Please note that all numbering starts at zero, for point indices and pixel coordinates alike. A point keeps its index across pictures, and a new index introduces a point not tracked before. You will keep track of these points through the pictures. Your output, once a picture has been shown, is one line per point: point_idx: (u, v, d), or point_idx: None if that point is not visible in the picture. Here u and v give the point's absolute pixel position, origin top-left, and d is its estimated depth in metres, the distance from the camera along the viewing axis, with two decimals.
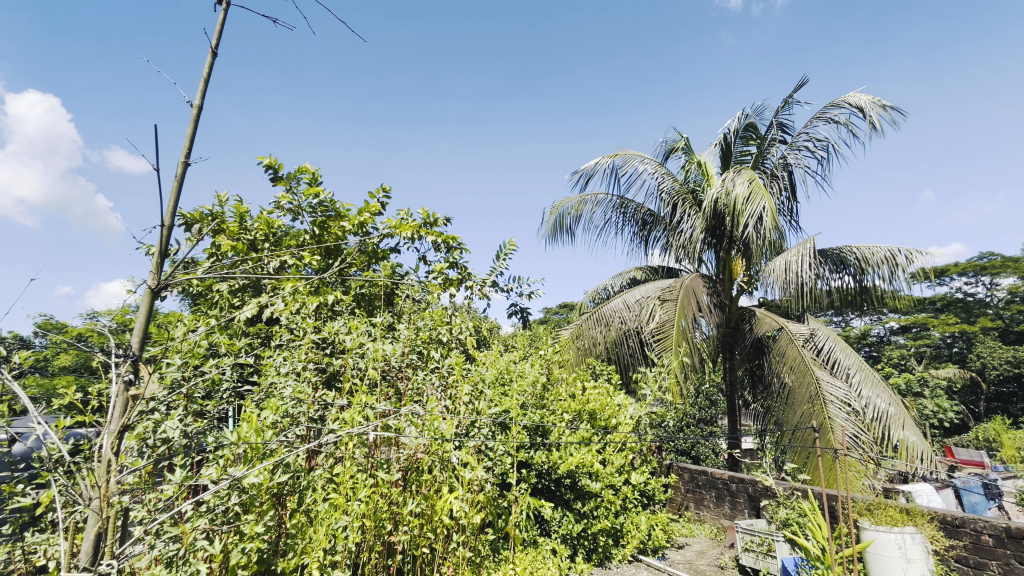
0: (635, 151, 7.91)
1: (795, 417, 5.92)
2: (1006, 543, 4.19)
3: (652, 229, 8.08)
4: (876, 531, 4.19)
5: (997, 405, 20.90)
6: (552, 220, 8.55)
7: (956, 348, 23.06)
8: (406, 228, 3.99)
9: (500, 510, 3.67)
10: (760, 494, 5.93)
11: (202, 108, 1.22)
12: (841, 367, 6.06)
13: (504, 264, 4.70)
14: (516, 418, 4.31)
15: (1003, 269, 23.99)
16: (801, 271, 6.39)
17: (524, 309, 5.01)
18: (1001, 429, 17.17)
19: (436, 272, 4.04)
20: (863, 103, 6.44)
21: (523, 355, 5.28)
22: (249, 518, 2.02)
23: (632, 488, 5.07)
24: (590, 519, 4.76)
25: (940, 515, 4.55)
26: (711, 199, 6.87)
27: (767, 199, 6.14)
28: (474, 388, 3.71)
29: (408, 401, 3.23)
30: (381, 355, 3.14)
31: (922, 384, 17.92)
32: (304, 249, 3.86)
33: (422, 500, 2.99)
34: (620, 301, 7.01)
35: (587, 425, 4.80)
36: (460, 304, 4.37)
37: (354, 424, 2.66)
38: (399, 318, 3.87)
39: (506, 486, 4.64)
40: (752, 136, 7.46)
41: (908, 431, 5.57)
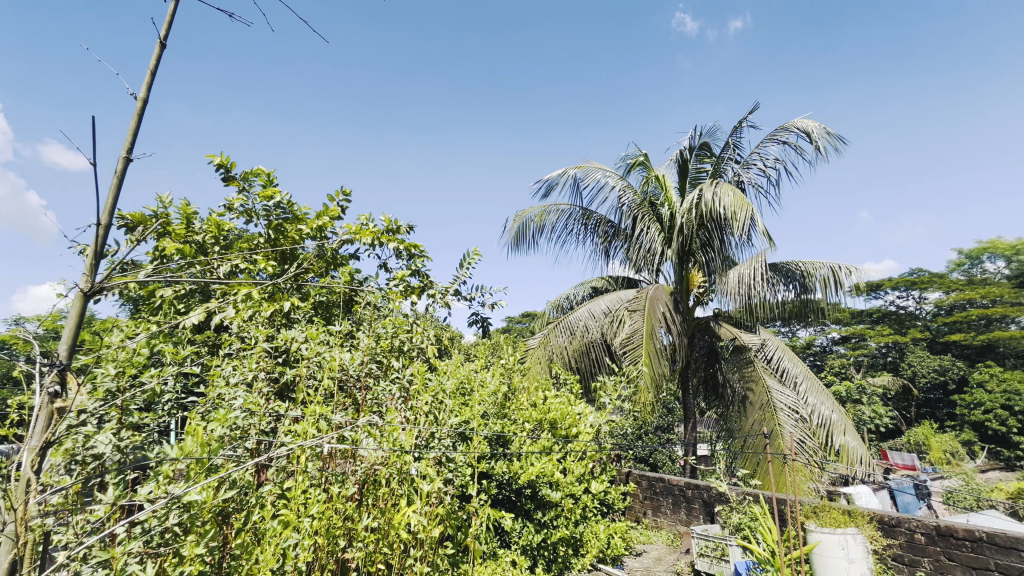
0: (597, 163, 8.09)
1: (747, 425, 6.15)
2: (936, 540, 4.47)
3: (614, 240, 8.25)
4: (821, 533, 4.37)
5: (926, 410, 22.52)
6: (516, 228, 8.59)
7: (890, 357, 24.64)
8: (366, 235, 3.89)
9: (460, 525, 3.60)
10: (713, 500, 6.10)
11: (148, 101, 1.14)
12: (789, 376, 6.34)
13: (468, 273, 4.66)
14: (477, 428, 4.25)
15: (929, 284, 25.91)
16: (752, 283, 6.70)
17: (485, 318, 4.97)
18: (929, 433, 18.44)
19: (397, 279, 3.96)
20: (810, 128, 6.85)
21: (484, 364, 5.22)
22: (193, 536, 1.89)
23: (592, 497, 5.12)
24: (550, 530, 4.74)
25: (878, 515, 4.82)
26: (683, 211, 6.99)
27: (753, 213, 6.34)
28: (435, 399, 3.63)
29: (367, 411, 3.15)
30: (339, 364, 3.05)
31: (860, 392, 19.09)
32: (257, 253, 3.67)
33: (379, 515, 2.89)
34: (586, 311, 7.08)
35: (548, 434, 4.79)
36: (422, 312, 4.31)
37: (307, 436, 2.55)
38: (358, 326, 3.78)
39: (465, 498, 4.55)
40: (707, 153, 7.76)
41: (849, 436, 5.86)
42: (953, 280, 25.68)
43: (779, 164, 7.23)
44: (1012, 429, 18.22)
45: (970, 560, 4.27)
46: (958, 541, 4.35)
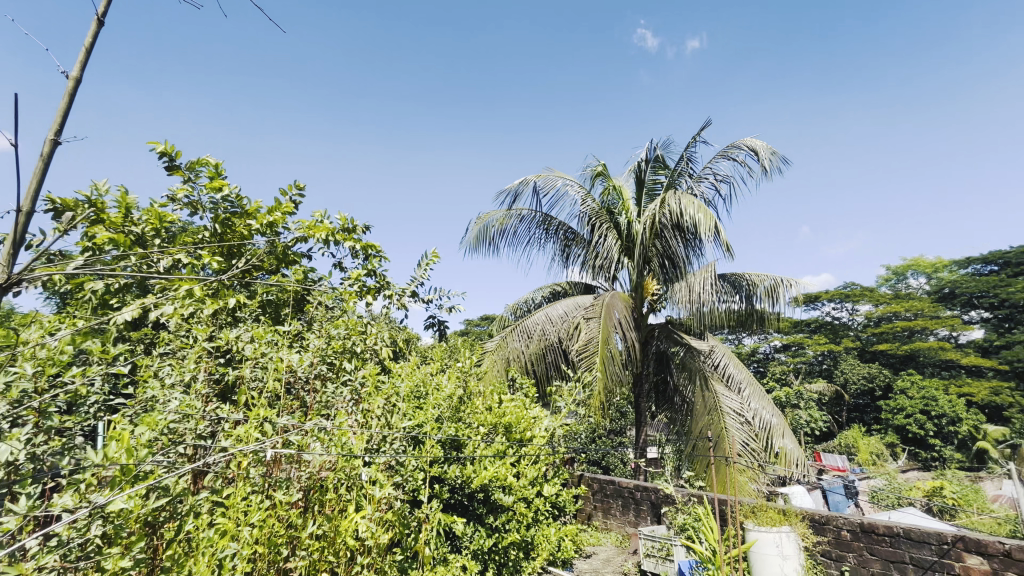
0: (557, 172, 8.23)
1: (695, 428, 6.38)
2: (859, 537, 4.78)
3: (574, 247, 8.38)
4: (758, 532, 4.59)
5: (855, 415, 24.13)
6: (477, 231, 8.58)
7: (825, 365, 26.27)
8: (321, 232, 3.78)
9: (411, 530, 3.53)
10: (661, 501, 6.28)
11: (81, 81, 1.07)
12: (734, 381, 6.62)
13: (425, 274, 4.61)
14: (431, 433, 4.19)
15: (861, 297, 27.80)
16: (702, 292, 7.00)
17: (442, 322, 4.93)
18: (857, 436, 19.79)
19: (352, 278, 3.86)
20: (758, 147, 7.23)
21: (440, 367, 5.15)
22: (120, 547, 1.77)
23: (544, 500, 5.17)
24: (502, 534, 4.73)
25: (810, 514, 5.12)
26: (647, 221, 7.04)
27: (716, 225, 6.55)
28: (388, 402, 3.56)
29: (315, 415, 3.06)
30: (286, 365, 2.96)
31: (798, 397, 20.28)
32: (202, 247, 3.48)
33: (324, 522, 2.79)
34: (544, 315, 7.14)
35: (502, 438, 4.80)
36: (378, 314, 4.22)
37: (249, 440, 2.45)
38: (308, 326, 3.66)
39: (416, 503, 4.47)
40: (662, 166, 8.04)
41: (787, 439, 6.17)
42: (882, 294, 27.69)
43: (729, 180, 7.58)
44: (930, 432, 19.81)
45: (888, 554, 4.60)
46: (879, 537, 4.68)
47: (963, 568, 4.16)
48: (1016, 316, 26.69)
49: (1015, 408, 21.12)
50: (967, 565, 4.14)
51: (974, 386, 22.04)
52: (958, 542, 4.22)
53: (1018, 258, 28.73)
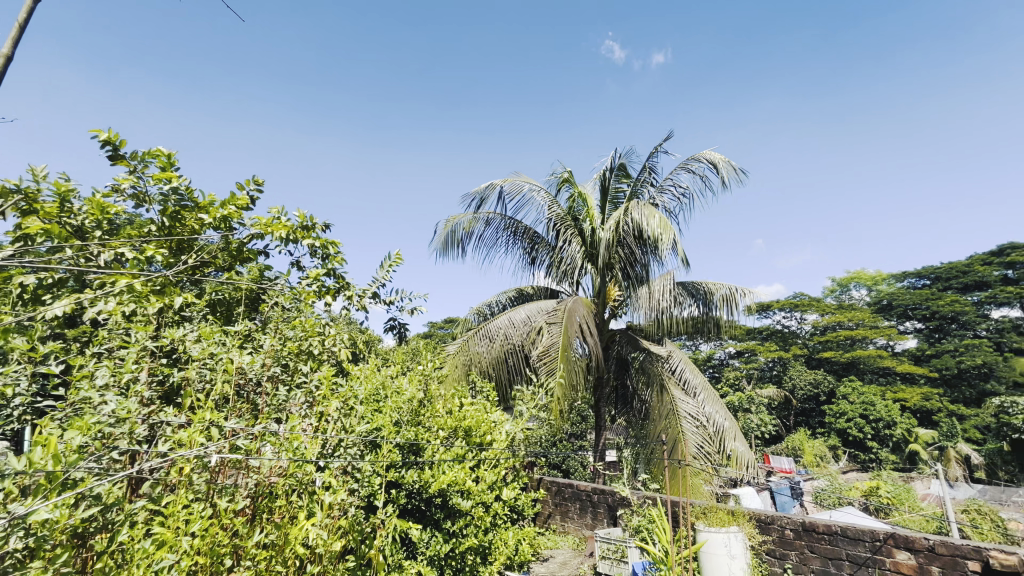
0: (524, 177, 8.29)
1: (652, 431, 6.53)
2: (801, 535, 5.02)
3: (539, 252, 8.45)
4: (708, 532, 4.74)
5: (802, 419, 25.35)
6: (443, 234, 8.52)
7: (775, 370, 27.48)
8: (279, 229, 3.65)
9: (364, 537, 3.44)
10: (617, 504, 6.38)
11: (9, 62, 1.00)
12: (691, 386, 6.83)
13: (387, 275, 4.53)
14: (389, 437, 4.12)
15: (809, 307, 29.27)
16: (661, 299, 7.19)
17: (403, 323, 4.85)
18: (803, 439, 20.78)
19: (311, 278, 3.75)
20: (717, 160, 7.51)
21: (400, 370, 5.07)
22: (41, 561, 1.62)
23: (502, 504, 5.15)
24: (459, 539, 4.67)
25: (756, 514, 5.34)
26: (611, 227, 7.18)
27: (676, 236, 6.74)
28: (344, 405, 3.48)
29: (266, 418, 2.95)
30: (237, 366, 2.84)
31: (749, 402, 21.18)
32: (148, 241, 3.29)
33: (272, 530, 2.68)
34: (506, 319, 7.15)
35: (462, 442, 4.76)
36: (337, 315, 4.11)
37: (192, 445, 2.32)
38: (262, 326, 3.52)
39: (372, 508, 4.38)
40: (626, 175, 8.23)
41: (739, 442, 6.41)
42: (827, 304, 29.24)
43: (689, 191, 7.83)
44: (867, 435, 21.08)
45: (827, 552, 4.84)
46: (819, 535, 4.92)
47: (893, 563, 4.42)
48: (945, 327, 28.80)
49: (942, 412, 22.76)
50: (896, 560, 4.40)
51: (908, 392, 23.57)
52: (889, 539, 4.49)
53: (947, 273, 31.04)
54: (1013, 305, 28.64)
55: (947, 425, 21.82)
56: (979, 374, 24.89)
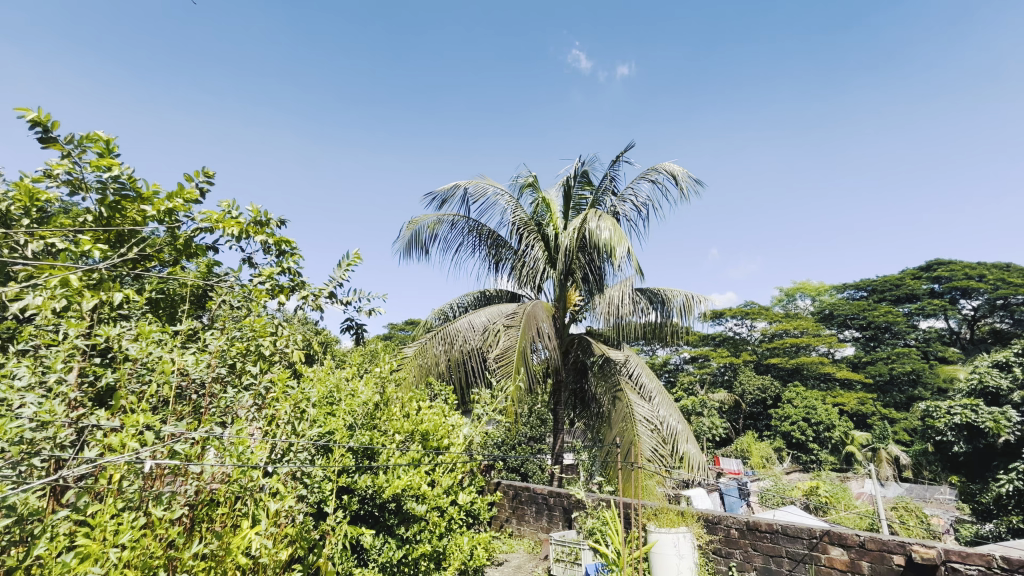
0: (489, 179, 8.29)
1: (609, 434, 6.64)
2: (745, 534, 5.24)
3: (502, 255, 8.46)
4: (659, 533, 4.87)
5: (750, 422, 26.47)
6: (407, 235, 8.40)
7: (726, 376, 28.60)
8: (230, 225, 3.49)
9: (312, 545, 3.32)
10: (572, 507, 6.45)
11: None
12: (646, 390, 6.99)
13: (345, 275, 4.41)
14: (342, 441, 4.00)
15: (759, 315, 30.65)
16: (620, 305, 7.35)
17: (360, 324, 4.74)
18: (751, 441, 21.68)
19: (264, 275, 3.60)
20: (676, 171, 7.77)
21: (357, 372, 4.95)
22: None
23: (458, 508, 5.09)
24: (412, 545, 4.58)
25: (704, 514, 5.53)
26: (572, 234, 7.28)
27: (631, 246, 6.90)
28: (296, 409, 3.37)
29: (209, 422, 2.81)
30: (178, 367, 2.68)
31: (702, 405, 21.98)
32: (83, 232, 3.07)
33: (212, 539, 2.55)
34: (466, 322, 7.12)
35: (418, 446, 4.69)
36: (291, 315, 3.97)
37: (125, 450, 2.17)
38: (208, 325, 3.35)
39: (321, 515, 4.24)
40: (589, 182, 8.37)
41: (690, 445, 6.60)
42: (775, 313, 30.73)
43: (649, 200, 8.05)
44: (809, 437, 22.25)
45: (769, 549, 5.06)
46: (761, 534, 5.14)
47: (828, 559, 4.68)
48: (879, 336, 30.82)
49: (876, 415, 24.32)
50: (830, 557, 4.66)
51: (846, 396, 25.04)
52: (824, 536, 4.75)
53: (882, 286, 33.27)
54: (938, 317, 31.03)
55: (880, 428, 23.31)
56: (908, 380, 26.77)
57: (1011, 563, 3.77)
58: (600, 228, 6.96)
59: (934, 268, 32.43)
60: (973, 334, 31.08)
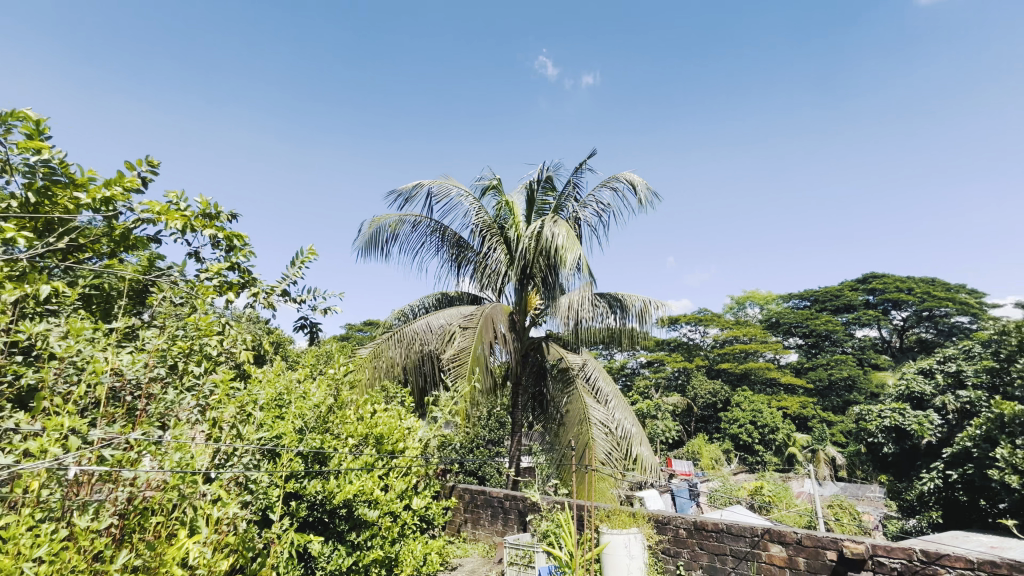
0: (452, 180, 8.24)
1: (565, 437, 6.72)
2: (693, 533, 5.41)
3: (464, 257, 8.43)
4: (611, 534, 4.96)
5: (701, 425, 27.44)
6: (367, 234, 8.22)
7: (680, 380, 29.56)
8: (174, 217, 3.30)
9: (256, 554, 3.18)
10: (527, 509, 6.48)
11: None
12: (603, 394, 7.11)
13: (299, 273, 4.27)
14: (291, 446, 3.86)
15: (711, 322, 31.86)
16: (579, 310, 7.47)
17: (315, 324, 4.60)
18: (701, 443, 22.49)
19: (212, 271, 3.42)
20: (635, 181, 7.97)
21: (309, 374, 4.79)
22: None
23: (412, 513, 5.01)
24: (363, 551, 4.47)
25: (655, 515, 5.68)
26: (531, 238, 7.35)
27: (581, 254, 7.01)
28: (242, 412, 3.22)
29: (146, 425, 2.64)
30: (112, 368, 2.51)
31: (656, 408, 22.61)
32: (7, 219, 2.82)
33: (144, 550, 2.39)
34: (424, 323, 7.04)
35: (372, 450, 4.59)
36: (240, 313, 3.80)
37: (46, 456, 2.00)
38: (148, 323, 3.15)
39: (266, 522, 4.07)
40: (551, 188, 8.46)
41: (644, 447, 6.76)
42: (727, 320, 32.04)
43: (609, 208, 8.21)
44: (755, 439, 23.31)
45: (714, 548, 5.25)
46: (707, 533, 5.33)
47: (768, 556, 4.90)
48: (820, 343, 32.67)
49: (815, 418, 25.78)
50: (770, 553, 4.89)
51: (789, 400, 26.39)
52: (765, 534, 4.97)
53: (824, 296, 35.32)
54: (872, 326, 33.25)
55: (819, 430, 24.69)
56: (845, 386, 28.50)
57: (929, 555, 4.07)
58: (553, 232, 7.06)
59: (869, 280, 34.76)
60: (902, 343, 33.49)
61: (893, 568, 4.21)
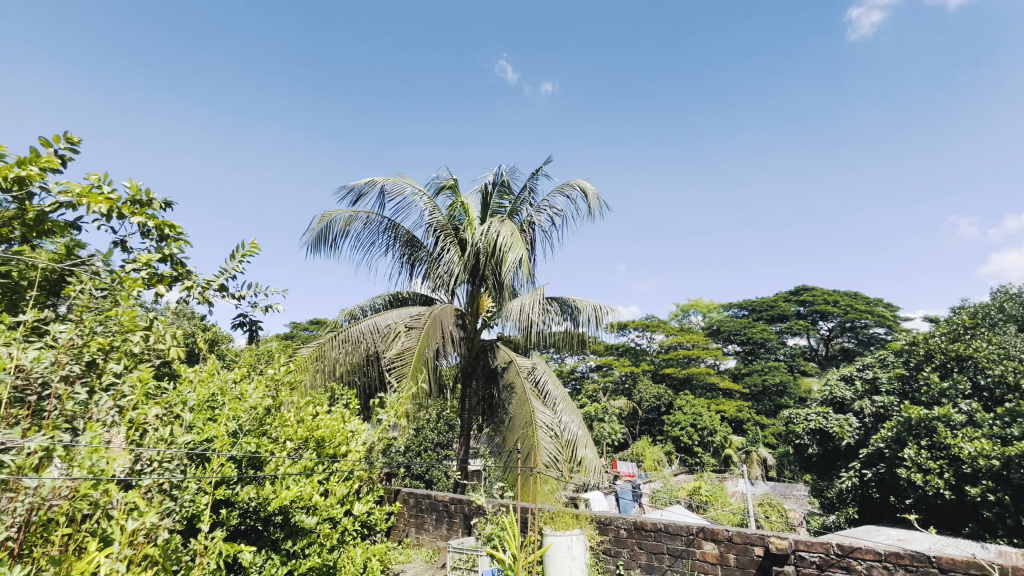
0: (407, 178, 8.11)
1: (513, 440, 6.73)
2: (632, 533, 5.57)
3: (417, 257, 8.30)
4: (554, 536, 5.01)
5: (645, 428, 28.36)
6: (317, 230, 7.94)
7: (626, 384, 30.43)
8: (98, 200, 3.03)
9: (179, 567, 2.96)
10: (472, 513, 6.43)
11: None
12: (551, 397, 7.18)
13: (239, 267, 4.05)
14: (222, 450, 3.64)
15: (658, 328, 33.03)
16: (530, 314, 7.52)
17: (255, 322, 4.37)
18: (645, 445, 23.24)
19: (140, 263, 3.17)
20: (588, 189, 8.14)
21: (246, 374, 4.55)
22: None
23: (353, 519, 4.85)
24: (299, 560, 4.28)
25: (598, 516, 5.81)
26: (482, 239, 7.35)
27: (524, 254, 7.09)
28: (168, 414, 3.01)
29: (54, 428, 2.40)
30: (15, 365, 2.26)
31: (603, 412, 23.16)
32: None
33: (46, 568, 2.17)
34: (371, 323, 6.86)
35: (312, 454, 4.41)
36: (171, 308, 3.55)
37: None
38: (61, 316, 2.87)
39: (191, 532, 3.81)
40: (507, 191, 8.50)
41: (588, 449, 6.89)
42: (672, 326, 33.33)
43: (561, 214, 8.35)
44: (695, 441, 24.37)
45: (652, 547, 5.42)
46: (646, 533, 5.50)
47: (701, 553, 5.11)
48: (756, 351, 34.59)
49: (750, 421, 27.26)
50: (704, 551, 5.10)
51: (727, 404, 27.78)
52: (699, 532, 5.18)
53: (760, 306, 37.47)
54: (802, 335, 35.65)
55: (753, 433, 26.10)
56: (776, 391, 30.34)
57: (844, 548, 4.40)
58: (496, 232, 7.10)
59: (801, 293, 37.23)
60: (828, 351, 36.06)
61: (813, 562, 4.50)
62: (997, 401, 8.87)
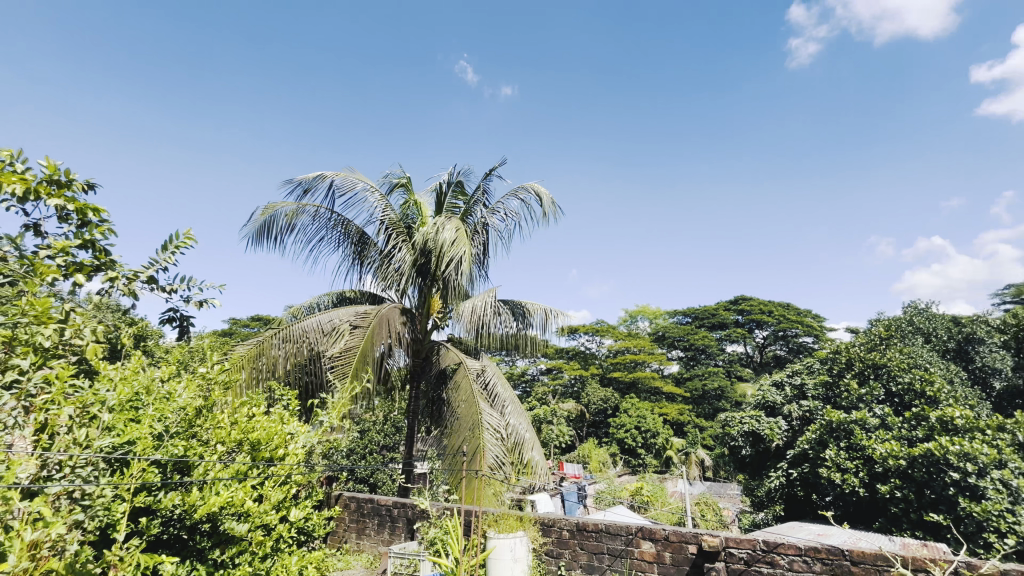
0: (359, 174, 7.89)
1: (459, 443, 6.65)
2: (575, 534, 5.67)
3: (368, 254, 8.08)
4: (497, 539, 5.01)
5: (592, 430, 28.95)
6: (261, 222, 7.57)
7: (575, 387, 30.95)
8: (10, 179, 2.75)
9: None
10: (416, 517, 6.31)
11: None
12: (499, 399, 7.17)
13: (172, 258, 3.78)
14: (144, 454, 3.38)
15: (607, 332, 33.83)
16: (481, 316, 7.45)
17: (186, 317, 4.09)
18: (591, 447, 23.71)
19: (55, 248, 2.88)
20: (542, 193, 8.23)
21: (174, 372, 4.25)
22: None
23: (289, 525, 4.64)
24: (228, 569, 4.05)
25: (541, 518, 5.86)
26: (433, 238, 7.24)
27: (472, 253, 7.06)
28: (82, 414, 2.75)
29: None
30: None
31: (551, 414, 23.41)
32: None
33: None
34: (314, 321, 6.61)
35: (245, 457, 4.18)
36: (91, 299, 3.25)
37: None
38: None
39: (105, 543, 3.52)
40: (461, 192, 8.46)
41: (535, 451, 6.93)
42: (620, 331, 34.25)
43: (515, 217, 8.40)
44: (638, 443, 25.15)
45: (593, 548, 5.54)
46: (588, 533, 5.61)
47: (639, 552, 5.27)
48: (697, 356, 36.13)
49: (690, 424, 28.48)
50: (642, 550, 5.26)
51: (669, 408, 28.88)
52: (638, 531, 5.34)
53: (703, 314, 39.21)
54: (739, 342, 37.64)
55: (692, 435, 27.29)
56: (715, 395, 31.86)
57: (770, 544, 4.68)
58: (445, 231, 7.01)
59: (739, 302, 39.29)
60: (762, 358, 38.27)
61: (740, 557, 4.76)
62: (905, 406, 9.81)
